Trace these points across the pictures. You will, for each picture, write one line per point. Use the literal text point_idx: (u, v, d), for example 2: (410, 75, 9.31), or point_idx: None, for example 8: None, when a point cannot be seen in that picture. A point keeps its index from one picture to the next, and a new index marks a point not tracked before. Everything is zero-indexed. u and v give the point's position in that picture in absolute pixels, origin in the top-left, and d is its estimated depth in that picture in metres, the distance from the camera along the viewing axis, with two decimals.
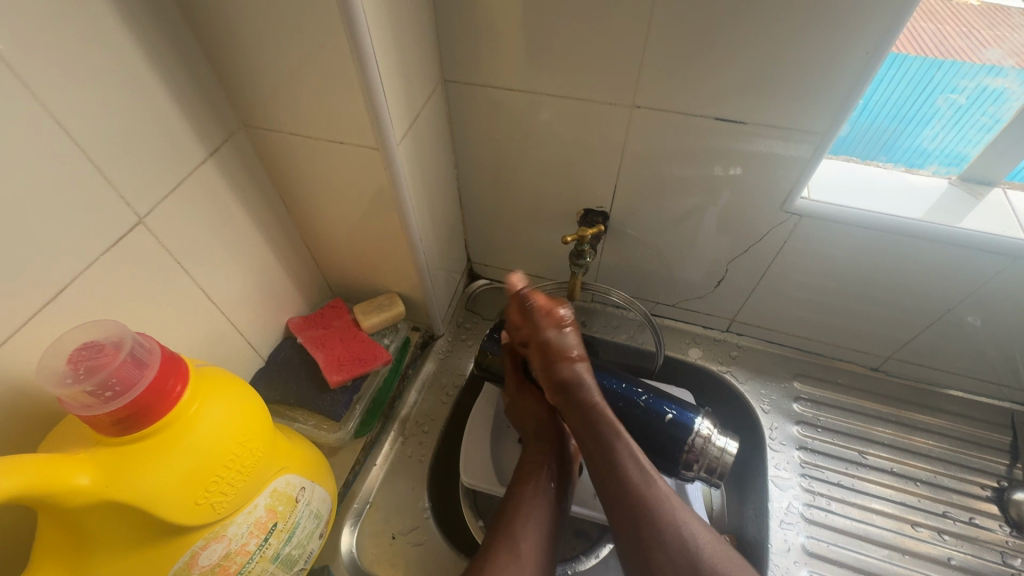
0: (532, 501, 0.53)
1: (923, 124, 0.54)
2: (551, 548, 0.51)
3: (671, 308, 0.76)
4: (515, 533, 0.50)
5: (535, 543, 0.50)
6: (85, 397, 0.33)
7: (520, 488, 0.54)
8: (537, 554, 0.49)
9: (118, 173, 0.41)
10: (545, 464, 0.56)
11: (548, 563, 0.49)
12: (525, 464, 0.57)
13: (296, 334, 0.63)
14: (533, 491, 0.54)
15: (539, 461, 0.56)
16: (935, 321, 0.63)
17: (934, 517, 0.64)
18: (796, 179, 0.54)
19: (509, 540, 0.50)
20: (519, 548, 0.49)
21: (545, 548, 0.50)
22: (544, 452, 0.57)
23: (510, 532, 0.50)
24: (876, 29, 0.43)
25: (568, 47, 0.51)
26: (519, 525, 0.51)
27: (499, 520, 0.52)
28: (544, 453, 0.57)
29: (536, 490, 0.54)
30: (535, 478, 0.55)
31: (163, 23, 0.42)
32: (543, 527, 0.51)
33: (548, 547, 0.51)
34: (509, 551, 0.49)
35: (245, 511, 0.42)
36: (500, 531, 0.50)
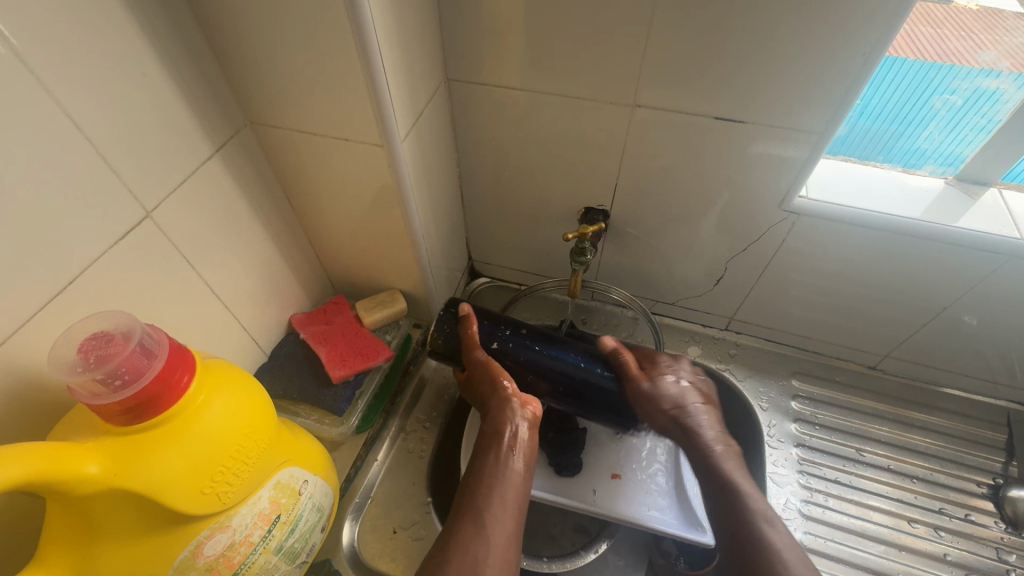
0: (496, 472, 0.48)
1: (920, 125, 0.55)
2: (521, 519, 0.46)
3: (671, 306, 0.77)
4: (479, 510, 0.45)
5: (503, 518, 0.45)
6: (94, 385, 0.33)
7: (482, 460, 0.49)
8: (507, 529, 0.45)
9: (126, 167, 0.41)
10: (507, 430, 0.50)
11: (517, 537, 0.45)
12: (487, 434, 0.50)
13: (299, 330, 0.64)
14: (497, 463, 0.48)
15: (499, 428, 0.50)
16: (931, 320, 0.64)
17: (930, 514, 0.65)
18: (794, 178, 0.55)
19: (472, 518, 0.45)
20: (484, 526, 0.44)
21: (514, 517, 0.46)
22: (512, 423, 0.50)
23: (474, 509, 0.45)
24: (874, 30, 0.43)
25: (570, 46, 0.52)
26: (484, 499, 0.46)
27: (461, 498, 0.47)
28: (505, 422, 0.50)
29: (499, 462, 0.48)
30: (495, 447, 0.49)
31: (171, 20, 0.42)
32: (512, 501, 0.46)
33: (518, 520, 0.46)
34: (473, 525, 0.44)
35: (250, 502, 0.42)
36: (463, 508, 0.46)
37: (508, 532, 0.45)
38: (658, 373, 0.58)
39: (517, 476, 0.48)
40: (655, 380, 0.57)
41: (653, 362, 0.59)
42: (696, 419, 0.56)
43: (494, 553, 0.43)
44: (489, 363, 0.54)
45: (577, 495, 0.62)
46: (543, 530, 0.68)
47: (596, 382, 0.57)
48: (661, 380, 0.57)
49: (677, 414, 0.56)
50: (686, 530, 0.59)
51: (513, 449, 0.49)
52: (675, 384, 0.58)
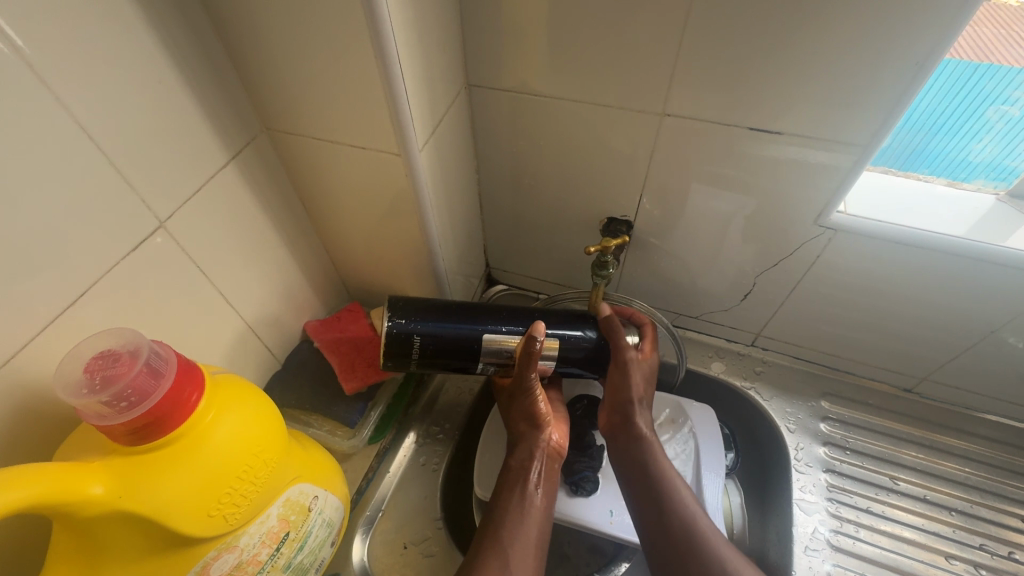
0: (518, 506, 0.50)
1: (972, 136, 0.51)
2: (543, 549, 0.48)
3: (694, 320, 0.74)
4: (503, 540, 0.47)
5: (524, 551, 0.47)
6: (100, 407, 0.32)
7: (507, 493, 0.51)
8: (529, 560, 0.46)
9: (141, 176, 0.41)
10: (533, 467, 0.52)
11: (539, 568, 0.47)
12: (513, 466, 0.53)
13: (314, 338, 0.62)
14: (520, 495, 0.50)
15: (527, 464, 0.52)
16: (975, 344, 0.60)
17: (969, 549, 0.61)
18: (833, 193, 0.52)
19: (496, 548, 0.46)
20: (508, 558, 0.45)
21: (535, 552, 0.47)
22: (537, 456, 0.53)
23: (497, 539, 0.47)
24: (928, 37, 0.40)
25: (595, 52, 0.49)
26: (506, 532, 0.48)
27: (483, 527, 0.49)
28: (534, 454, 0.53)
29: (523, 495, 0.50)
30: (521, 481, 0.51)
31: (187, 24, 0.41)
32: (532, 532, 0.48)
33: (539, 552, 0.48)
34: (497, 555, 0.46)
35: (258, 521, 0.41)
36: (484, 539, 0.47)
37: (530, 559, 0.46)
38: (628, 368, 0.55)
39: (539, 511, 0.50)
40: (623, 376, 0.55)
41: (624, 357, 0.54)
42: (643, 418, 0.55)
43: None
44: (539, 392, 0.54)
45: (593, 515, 0.60)
46: (557, 549, 0.66)
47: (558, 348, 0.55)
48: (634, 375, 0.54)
49: (632, 411, 0.55)
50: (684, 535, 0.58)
51: (537, 480, 0.52)
52: (641, 380, 0.55)
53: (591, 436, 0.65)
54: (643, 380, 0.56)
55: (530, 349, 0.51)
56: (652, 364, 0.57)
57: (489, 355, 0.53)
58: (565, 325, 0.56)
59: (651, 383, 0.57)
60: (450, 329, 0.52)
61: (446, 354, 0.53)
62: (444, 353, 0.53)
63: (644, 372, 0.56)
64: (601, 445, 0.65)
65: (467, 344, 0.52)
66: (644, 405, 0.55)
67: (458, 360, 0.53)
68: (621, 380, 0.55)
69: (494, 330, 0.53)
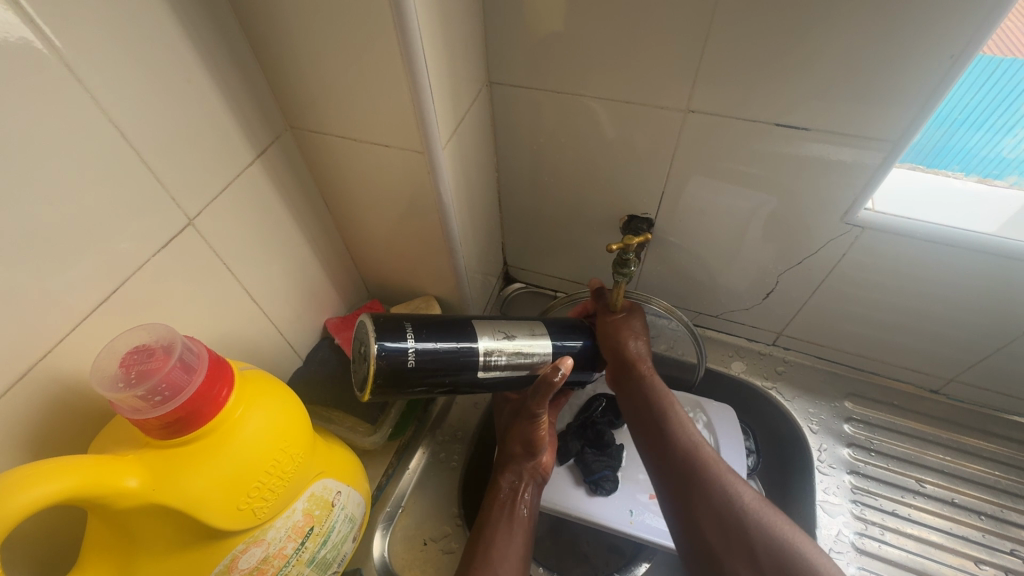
0: (502, 523, 0.53)
1: (1005, 131, 0.50)
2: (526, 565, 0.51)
3: (714, 319, 0.73)
4: (490, 558, 0.50)
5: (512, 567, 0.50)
6: (135, 400, 0.33)
7: (495, 512, 0.54)
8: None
9: (171, 175, 0.41)
10: (519, 489, 0.55)
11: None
12: (503, 486, 0.56)
13: (334, 335, 0.63)
14: (508, 513, 0.54)
15: (513, 487, 0.55)
16: (1006, 345, 0.59)
17: (998, 554, 0.60)
18: (861, 190, 0.51)
19: (484, 566, 0.49)
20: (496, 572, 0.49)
21: (518, 568, 0.50)
22: (524, 480, 0.56)
23: (484, 554, 0.50)
24: (968, 30, 0.39)
25: (619, 49, 0.49)
26: (496, 544, 0.51)
27: (473, 545, 0.51)
28: (523, 477, 0.56)
29: (507, 515, 0.53)
30: (507, 501, 0.54)
31: (216, 24, 0.42)
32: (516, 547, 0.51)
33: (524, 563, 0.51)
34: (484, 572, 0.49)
35: (284, 516, 0.42)
36: (475, 559, 0.50)
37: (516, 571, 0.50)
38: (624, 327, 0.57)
39: (522, 526, 0.53)
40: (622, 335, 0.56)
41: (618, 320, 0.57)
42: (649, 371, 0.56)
43: None
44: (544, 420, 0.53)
45: (611, 515, 0.60)
46: (575, 547, 0.66)
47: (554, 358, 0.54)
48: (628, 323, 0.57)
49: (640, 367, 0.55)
50: None
51: (522, 499, 0.55)
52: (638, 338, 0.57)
53: (610, 435, 0.65)
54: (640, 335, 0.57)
55: (550, 381, 0.49)
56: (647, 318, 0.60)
57: (506, 367, 0.51)
58: (565, 336, 0.55)
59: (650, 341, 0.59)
60: (452, 350, 0.48)
61: (448, 373, 0.48)
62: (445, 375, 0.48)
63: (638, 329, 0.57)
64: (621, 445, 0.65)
65: (469, 362, 0.48)
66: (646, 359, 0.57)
67: (470, 375, 0.49)
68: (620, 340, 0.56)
69: (508, 340, 0.50)
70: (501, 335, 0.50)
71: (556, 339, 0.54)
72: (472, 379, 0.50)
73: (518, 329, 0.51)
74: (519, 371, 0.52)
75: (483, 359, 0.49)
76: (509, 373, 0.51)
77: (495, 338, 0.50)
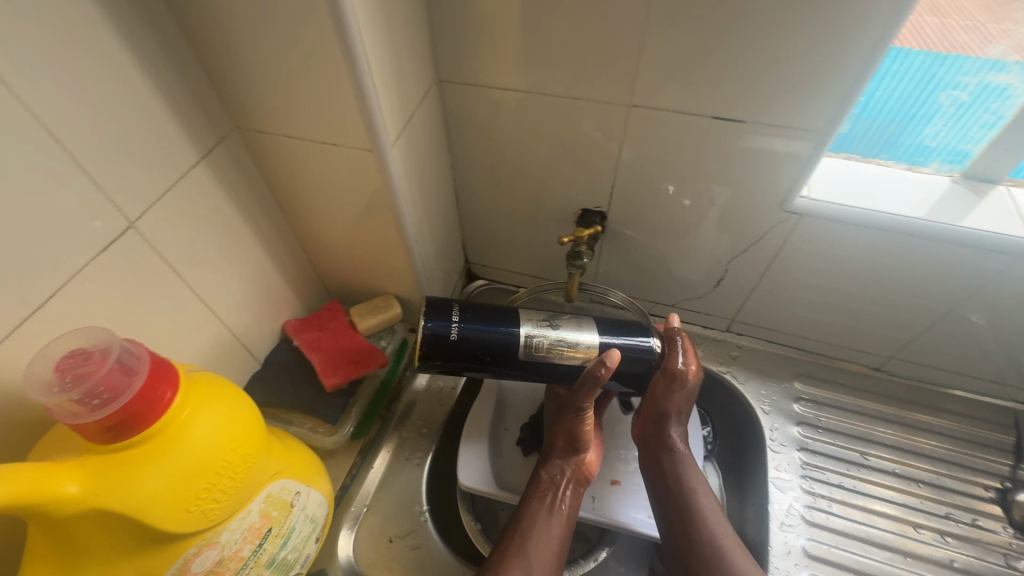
0: (544, 516, 0.54)
1: (925, 121, 0.54)
2: (561, 559, 0.53)
3: (670, 308, 0.76)
4: (526, 550, 0.52)
5: (545, 557, 0.52)
6: (72, 405, 0.32)
7: (534, 505, 0.55)
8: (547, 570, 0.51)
9: (109, 178, 0.41)
10: (561, 482, 0.57)
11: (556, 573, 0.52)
12: (545, 479, 0.57)
13: (293, 337, 0.63)
14: (548, 508, 0.55)
15: (556, 480, 0.57)
16: (937, 321, 0.62)
17: (937, 519, 0.64)
18: (796, 178, 0.53)
19: (518, 557, 0.51)
20: (530, 567, 0.51)
21: (553, 560, 0.52)
22: (566, 474, 0.57)
23: (521, 549, 0.52)
24: (879, 23, 0.42)
25: (562, 47, 0.50)
26: (533, 533, 0.53)
27: (511, 536, 0.53)
28: (566, 470, 0.57)
29: (547, 507, 0.55)
30: (548, 493, 0.56)
31: (152, 23, 0.41)
32: (554, 537, 0.53)
33: (558, 558, 0.53)
34: (519, 564, 0.51)
35: (239, 517, 0.41)
36: (510, 549, 0.52)
37: (551, 558, 0.52)
38: (679, 384, 0.56)
39: (562, 521, 0.55)
40: (662, 390, 0.56)
41: (678, 372, 0.55)
42: (676, 429, 0.59)
43: None
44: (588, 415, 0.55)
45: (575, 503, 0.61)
46: None
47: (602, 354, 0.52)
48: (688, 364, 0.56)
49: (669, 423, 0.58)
50: None
51: (563, 493, 0.56)
52: (682, 398, 0.57)
53: None
54: (684, 395, 0.57)
55: (597, 374, 0.49)
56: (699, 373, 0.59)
57: (546, 355, 0.52)
58: (620, 333, 0.54)
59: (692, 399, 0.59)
60: (489, 332, 0.51)
61: (485, 353, 0.51)
62: (483, 357, 0.51)
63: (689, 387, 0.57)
64: None
65: (504, 346, 0.51)
66: (679, 417, 0.58)
67: (508, 357, 0.51)
68: (659, 391, 0.57)
69: (550, 328, 0.52)
70: (543, 323, 0.53)
71: (607, 335, 0.53)
72: (509, 361, 0.52)
73: (565, 321, 0.53)
74: (562, 361, 0.52)
75: (523, 343, 0.51)
76: (551, 362, 0.52)
77: (537, 324, 0.52)
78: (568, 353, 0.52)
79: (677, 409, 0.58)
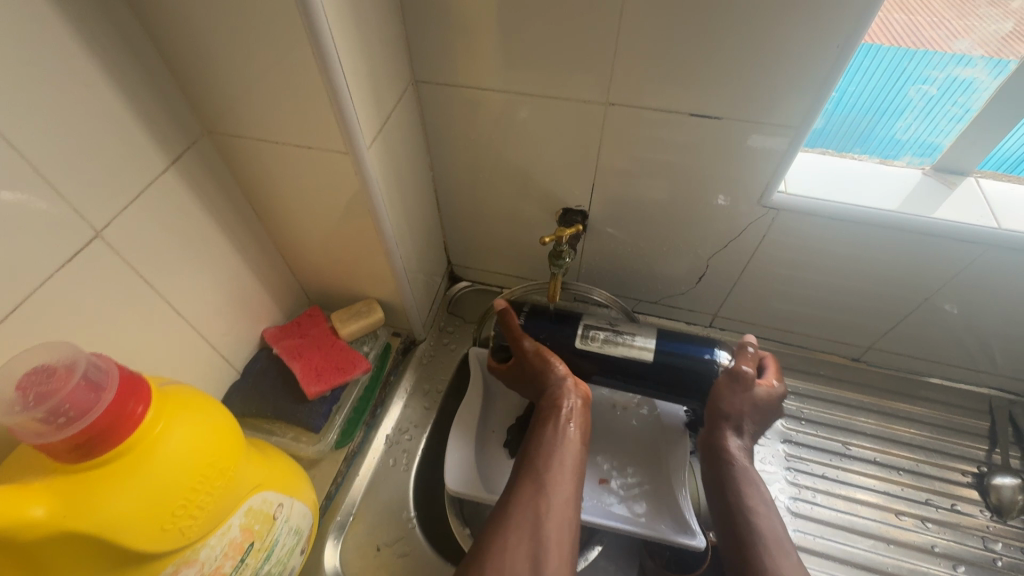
0: (554, 440, 0.52)
1: (896, 115, 0.55)
2: (580, 479, 0.50)
3: (653, 305, 0.76)
4: (539, 475, 0.49)
5: (562, 472, 0.50)
6: (36, 425, 0.31)
7: (541, 431, 0.53)
8: (567, 489, 0.48)
9: (72, 186, 0.39)
10: (564, 403, 0.54)
11: (576, 492, 0.49)
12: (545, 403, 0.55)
13: (272, 345, 0.62)
14: (556, 431, 0.52)
15: (557, 402, 0.54)
16: (913, 311, 0.64)
17: (917, 505, 0.65)
18: (773, 173, 0.54)
19: (534, 482, 0.49)
20: (546, 489, 0.48)
21: (572, 481, 0.49)
22: (567, 395, 0.55)
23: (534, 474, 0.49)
24: (851, 19, 0.42)
25: (539, 46, 0.50)
26: (545, 458, 0.51)
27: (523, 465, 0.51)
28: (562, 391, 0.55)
29: (557, 430, 0.53)
30: (551, 416, 0.54)
31: (115, 25, 0.40)
32: (567, 460, 0.51)
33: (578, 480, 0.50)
34: (535, 488, 0.48)
35: (218, 533, 0.40)
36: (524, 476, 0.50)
37: (567, 481, 0.49)
38: (741, 387, 0.56)
39: (574, 442, 0.52)
40: (725, 392, 0.56)
41: (742, 372, 0.55)
42: (734, 439, 0.56)
43: (555, 508, 0.47)
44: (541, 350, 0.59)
45: None
46: None
47: (655, 361, 0.58)
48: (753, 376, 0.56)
49: (726, 429, 0.56)
50: (675, 535, 0.57)
51: (572, 418, 0.54)
52: (744, 403, 0.56)
53: None
54: (749, 402, 0.57)
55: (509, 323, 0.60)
56: (777, 395, 0.59)
57: (598, 348, 0.59)
58: (681, 344, 0.58)
59: (760, 413, 0.58)
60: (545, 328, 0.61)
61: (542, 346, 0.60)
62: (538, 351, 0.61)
63: (756, 397, 0.57)
64: None
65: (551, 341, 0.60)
66: (739, 426, 0.56)
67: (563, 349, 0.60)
68: (723, 395, 0.57)
69: (609, 326, 0.60)
70: (607, 323, 0.61)
71: (666, 343, 0.58)
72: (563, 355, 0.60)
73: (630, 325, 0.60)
74: (613, 356, 0.59)
75: (580, 336, 0.60)
76: (602, 355, 0.59)
77: (598, 322, 0.61)
78: (613, 347, 0.59)
79: (739, 415, 0.56)
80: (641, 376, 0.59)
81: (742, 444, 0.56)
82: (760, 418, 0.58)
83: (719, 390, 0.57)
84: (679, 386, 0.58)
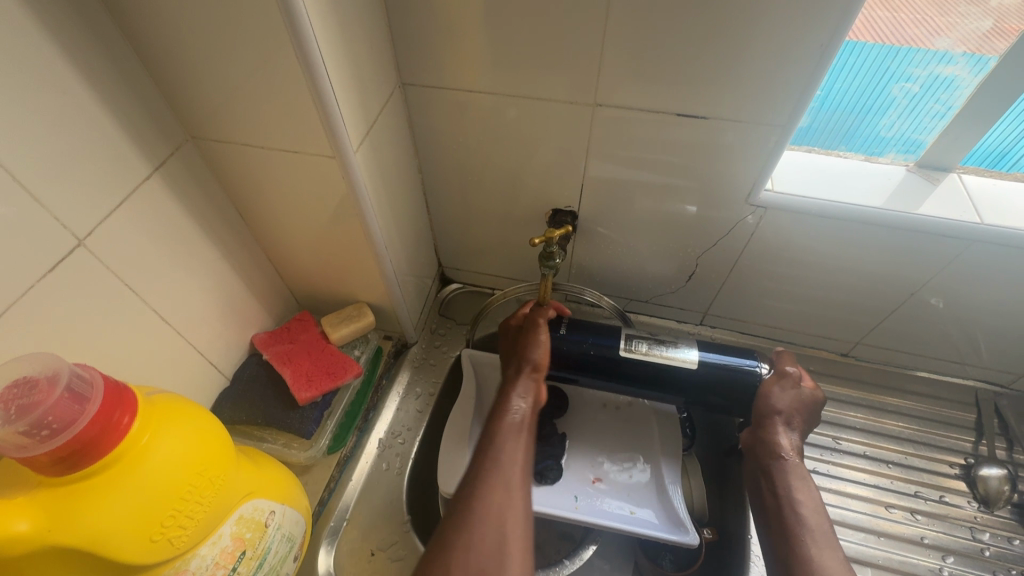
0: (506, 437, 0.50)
1: (880, 113, 0.55)
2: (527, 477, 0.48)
3: (644, 304, 0.76)
4: (490, 467, 0.47)
5: (511, 465, 0.47)
6: (18, 438, 0.31)
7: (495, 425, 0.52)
8: (517, 483, 0.46)
9: (52, 194, 0.38)
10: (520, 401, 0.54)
11: (525, 485, 0.47)
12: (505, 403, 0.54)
13: (262, 351, 0.61)
14: (511, 426, 0.51)
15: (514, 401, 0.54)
16: (900, 306, 0.64)
17: (907, 498, 0.66)
18: (760, 172, 0.54)
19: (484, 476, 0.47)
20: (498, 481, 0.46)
21: (522, 476, 0.47)
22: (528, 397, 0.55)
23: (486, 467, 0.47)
24: (832, 20, 0.42)
25: (525, 49, 0.50)
26: (498, 456, 0.48)
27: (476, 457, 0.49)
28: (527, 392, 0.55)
29: (510, 428, 0.51)
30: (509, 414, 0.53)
31: (94, 32, 0.39)
32: (520, 456, 0.49)
33: (526, 476, 0.48)
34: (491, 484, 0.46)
35: (209, 542, 0.40)
36: (476, 468, 0.47)
37: (519, 477, 0.47)
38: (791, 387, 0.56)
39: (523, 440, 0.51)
40: (774, 389, 0.57)
41: (788, 370, 0.56)
42: (786, 434, 0.55)
43: (505, 500, 0.44)
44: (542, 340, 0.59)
45: (559, 504, 0.61)
46: None
47: (699, 369, 0.58)
48: (798, 374, 0.57)
49: (778, 424, 0.55)
50: (669, 531, 0.57)
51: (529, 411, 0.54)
52: (794, 400, 0.56)
53: (552, 427, 0.66)
54: (798, 400, 0.56)
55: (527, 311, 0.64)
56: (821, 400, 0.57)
57: (643, 357, 0.58)
58: (722, 352, 0.59)
59: (810, 414, 0.57)
60: (592, 341, 0.59)
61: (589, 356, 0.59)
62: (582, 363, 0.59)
63: (804, 396, 0.57)
64: (561, 434, 0.66)
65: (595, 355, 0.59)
66: (790, 423, 0.56)
67: (610, 360, 0.59)
68: (772, 393, 0.57)
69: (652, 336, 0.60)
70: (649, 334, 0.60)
71: (708, 351, 0.59)
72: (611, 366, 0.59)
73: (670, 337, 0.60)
74: (658, 365, 0.58)
75: (625, 344, 0.59)
76: (647, 365, 0.58)
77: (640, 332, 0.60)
78: (662, 356, 0.58)
79: (788, 412, 0.56)
80: (685, 385, 0.58)
81: (792, 440, 0.55)
82: (807, 420, 0.57)
83: (767, 387, 0.57)
84: (722, 393, 0.58)
